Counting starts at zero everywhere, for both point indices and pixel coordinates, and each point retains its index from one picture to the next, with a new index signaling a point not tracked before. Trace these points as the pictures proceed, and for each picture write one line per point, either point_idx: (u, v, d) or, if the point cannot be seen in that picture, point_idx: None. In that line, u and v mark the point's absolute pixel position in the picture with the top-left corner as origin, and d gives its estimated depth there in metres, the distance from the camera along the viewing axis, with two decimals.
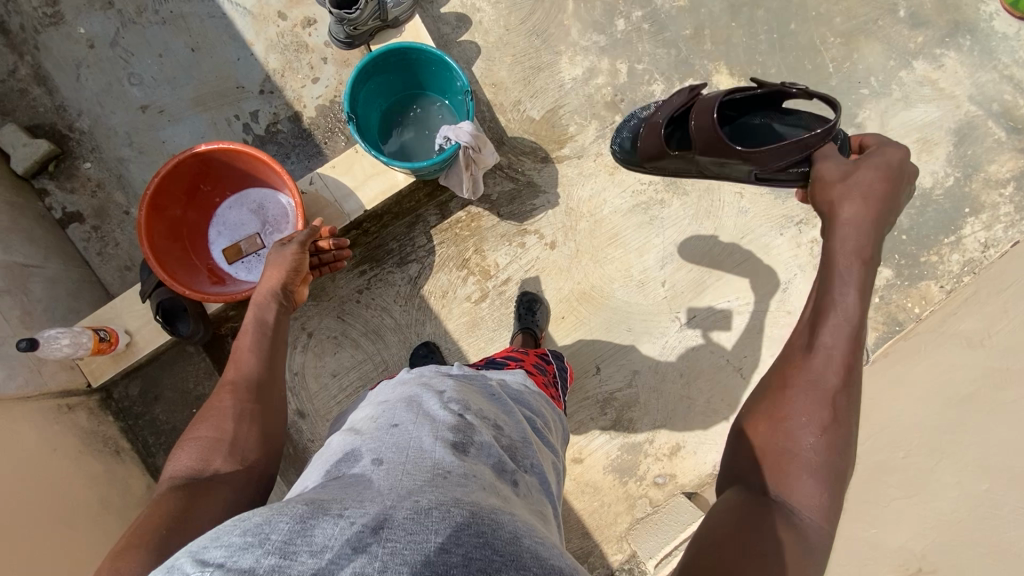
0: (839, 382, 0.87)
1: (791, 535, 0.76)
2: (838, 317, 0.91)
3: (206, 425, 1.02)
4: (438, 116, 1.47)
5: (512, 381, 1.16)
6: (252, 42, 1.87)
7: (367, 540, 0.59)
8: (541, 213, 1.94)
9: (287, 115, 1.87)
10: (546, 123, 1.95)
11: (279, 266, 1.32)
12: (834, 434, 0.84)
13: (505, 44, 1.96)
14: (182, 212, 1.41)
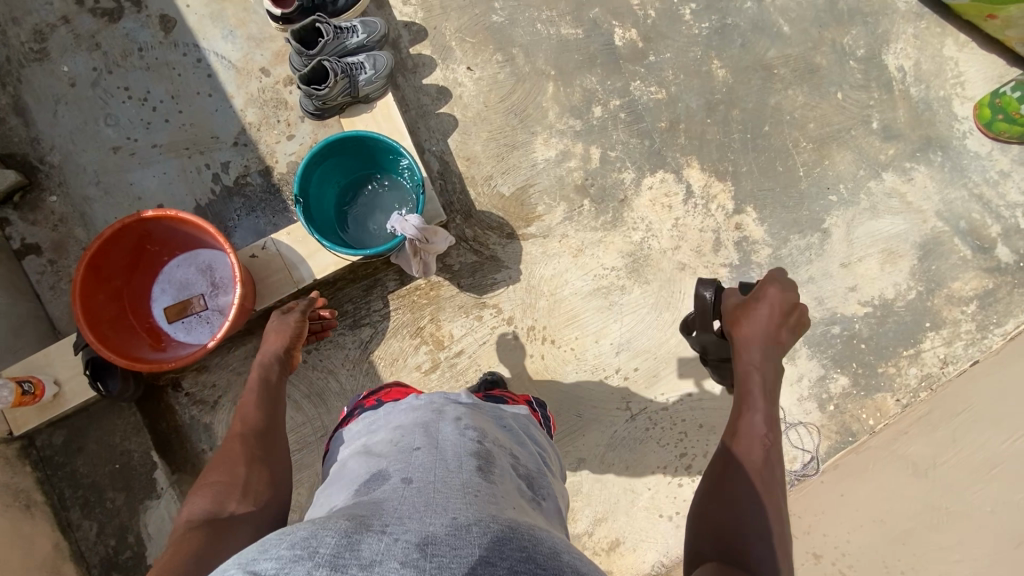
0: (760, 459, 1.06)
1: None
2: (756, 414, 1.13)
3: (218, 469, 1.05)
4: (394, 200, 1.47)
5: (518, 418, 1.24)
6: (233, 95, 1.90)
7: (413, 555, 0.67)
8: (501, 287, 1.94)
9: (257, 168, 1.88)
10: (515, 200, 1.97)
11: (282, 333, 1.38)
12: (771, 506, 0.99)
13: (482, 119, 1.99)
14: (123, 276, 1.40)
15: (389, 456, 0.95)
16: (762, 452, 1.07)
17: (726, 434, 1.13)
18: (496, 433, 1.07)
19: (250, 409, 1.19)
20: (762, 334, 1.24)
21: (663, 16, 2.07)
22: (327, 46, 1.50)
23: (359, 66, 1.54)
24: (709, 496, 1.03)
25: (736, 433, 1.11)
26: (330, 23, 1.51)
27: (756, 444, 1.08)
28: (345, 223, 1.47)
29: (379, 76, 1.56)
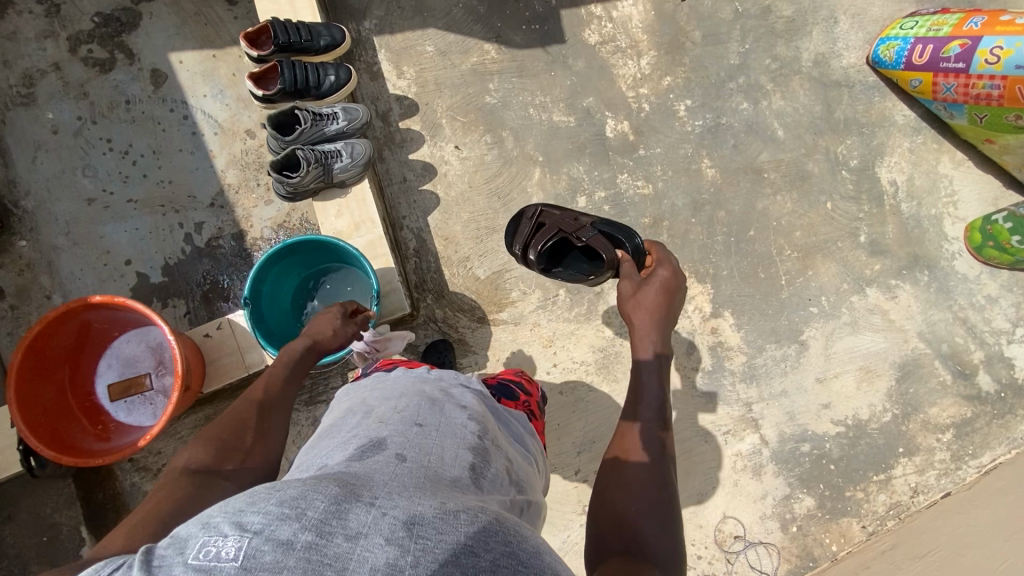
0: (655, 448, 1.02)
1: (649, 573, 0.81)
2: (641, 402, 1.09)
3: (225, 424, 1.01)
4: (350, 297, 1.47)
5: (520, 426, 1.20)
6: (216, 155, 1.88)
7: (400, 533, 0.60)
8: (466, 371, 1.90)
9: (231, 231, 1.85)
10: (490, 284, 1.94)
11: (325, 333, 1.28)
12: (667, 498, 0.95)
13: (464, 199, 1.97)
14: (62, 363, 1.36)
15: (390, 426, 0.90)
16: (656, 441, 1.03)
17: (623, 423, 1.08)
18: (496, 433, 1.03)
19: (275, 378, 1.14)
20: (648, 315, 1.20)
21: (657, 111, 2.06)
22: (305, 133, 1.49)
23: (336, 153, 1.52)
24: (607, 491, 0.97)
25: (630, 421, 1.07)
26: (309, 110, 1.51)
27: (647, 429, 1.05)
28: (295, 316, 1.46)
29: (355, 165, 1.54)
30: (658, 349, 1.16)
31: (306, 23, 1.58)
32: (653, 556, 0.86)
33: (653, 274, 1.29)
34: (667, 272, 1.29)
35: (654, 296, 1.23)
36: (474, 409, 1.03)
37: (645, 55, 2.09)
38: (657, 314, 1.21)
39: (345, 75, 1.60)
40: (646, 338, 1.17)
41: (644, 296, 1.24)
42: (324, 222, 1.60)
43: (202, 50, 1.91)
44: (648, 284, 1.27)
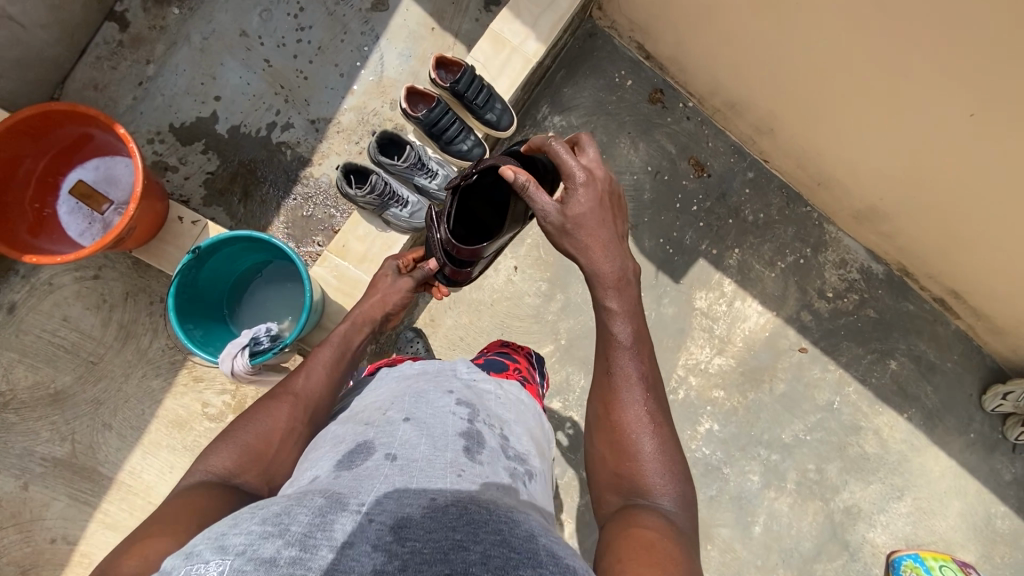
0: (644, 382, 0.99)
1: (669, 528, 0.84)
2: (614, 342, 1.01)
3: (252, 425, 1.00)
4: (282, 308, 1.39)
5: (521, 392, 1.18)
6: (354, 93, 1.89)
7: (385, 540, 0.63)
8: None
9: (302, 153, 1.86)
10: None
11: (384, 298, 1.36)
12: (661, 430, 0.97)
13: (475, 309, 1.91)
14: (34, 146, 1.40)
15: (377, 423, 0.93)
16: (636, 378, 0.99)
17: (600, 368, 1.02)
18: (490, 407, 1.04)
19: (317, 369, 1.14)
20: (601, 227, 1.05)
21: (682, 405, 1.94)
22: (396, 166, 1.47)
23: (403, 201, 1.49)
24: (607, 452, 0.97)
25: (606, 364, 1.01)
26: (418, 154, 1.48)
27: (630, 364, 1.00)
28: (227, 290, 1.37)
29: (407, 223, 1.50)
30: (612, 279, 1.04)
31: (491, 90, 1.55)
32: (663, 508, 0.89)
33: (568, 195, 1.06)
34: (581, 177, 1.05)
35: (593, 202, 1.05)
36: (463, 391, 1.04)
37: (722, 356, 1.97)
38: (599, 236, 1.05)
39: (477, 153, 1.58)
40: (602, 277, 1.04)
41: (578, 219, 1.05)
42: (344, 235, 1.55)
43: (429, 16, 1.93)
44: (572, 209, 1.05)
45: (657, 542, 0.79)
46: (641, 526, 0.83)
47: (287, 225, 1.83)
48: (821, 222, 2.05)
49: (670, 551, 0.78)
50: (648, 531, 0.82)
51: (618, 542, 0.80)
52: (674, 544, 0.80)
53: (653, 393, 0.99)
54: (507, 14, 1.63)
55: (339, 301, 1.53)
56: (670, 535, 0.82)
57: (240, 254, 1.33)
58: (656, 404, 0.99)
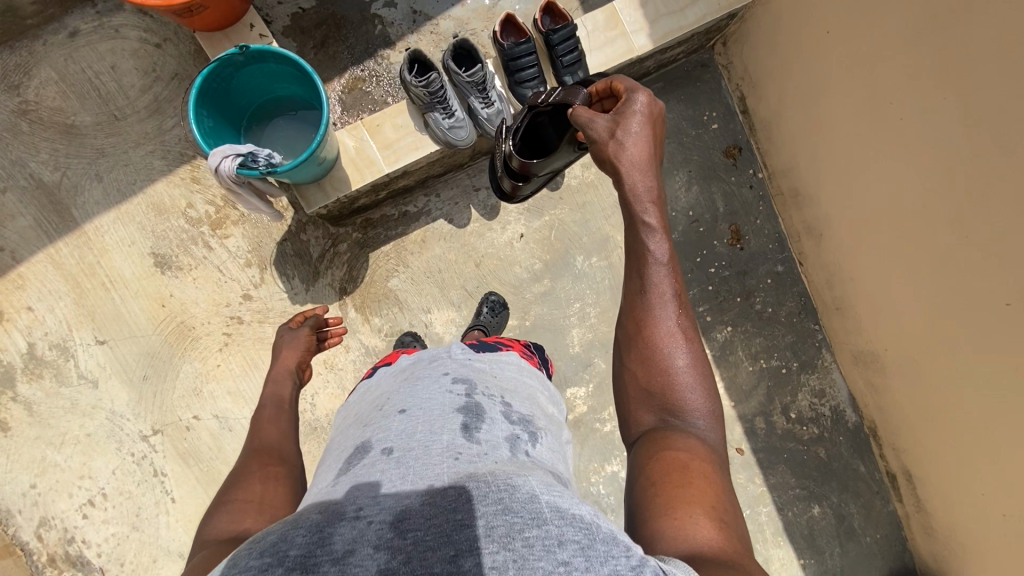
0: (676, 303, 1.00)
1: (705, 455, 0.88)
2: (647, 262, 1.00)
3: (235, 490, 0.99)
4: (292, 144, 1.45)
5: (512, 364, 1.21)
6: (463, 6, 1.91)
7: (388, 538, 0.63)
8: (281, 286, 1.81)
9: (390, 35, 1.89)
10: (381, 293, 1.85)
11: (295, 348, 1.37)
12: (691, 348, 1.00)
13: (466, 253, 1.90)
14: None
15: (374, 422, 0.96)
16: (668, 297, 1.00)
17: (633, 290, 1.01)
18: (491, 383, 1.08)
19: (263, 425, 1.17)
20: (642, 144, 1.04)
21: (601, 439, 1.92)
22: (459, 75, 1.47)
23: (448, 111, 1.49)
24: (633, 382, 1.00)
25: (640, 293, 1.00)
26: (485, 76, 1.48)
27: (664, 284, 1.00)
28: (249, 107, 1.41)
29: (442, 130, 1.51)
30: (649, 195, 1.02)
31: (582, 57, 1.55)
32: (697, 431, 0.93)
33: (622, 112, 1.06)
34: (640, 95, 1.06)
35: (640, 121, 1.05)
36: (454, 369, 1.08)
37: None
38: (642, 149, 1.04)
39: None
40: (638, 190, 1.01)
41: (629, 131, 1.04)
42: (383, 115, 1.56)
43: None
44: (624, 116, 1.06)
45: (691, 466, 0.85)
46: (677, 446, 0.89)
47: (343, 89, 1.86)
48: (821, 346, 2.00)
49: (705, 476, 0.83)
50: (681, 457, 0.86)
51: (656, 470, 0.85)
52: (710, 470, 0.85)
53: (683, 312, 1.01)
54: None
55: (346, 169, 1.54)
56: (704, 457, 0.87)
57: (276, 78, 1.36)
58: (673, 319, 1.00)
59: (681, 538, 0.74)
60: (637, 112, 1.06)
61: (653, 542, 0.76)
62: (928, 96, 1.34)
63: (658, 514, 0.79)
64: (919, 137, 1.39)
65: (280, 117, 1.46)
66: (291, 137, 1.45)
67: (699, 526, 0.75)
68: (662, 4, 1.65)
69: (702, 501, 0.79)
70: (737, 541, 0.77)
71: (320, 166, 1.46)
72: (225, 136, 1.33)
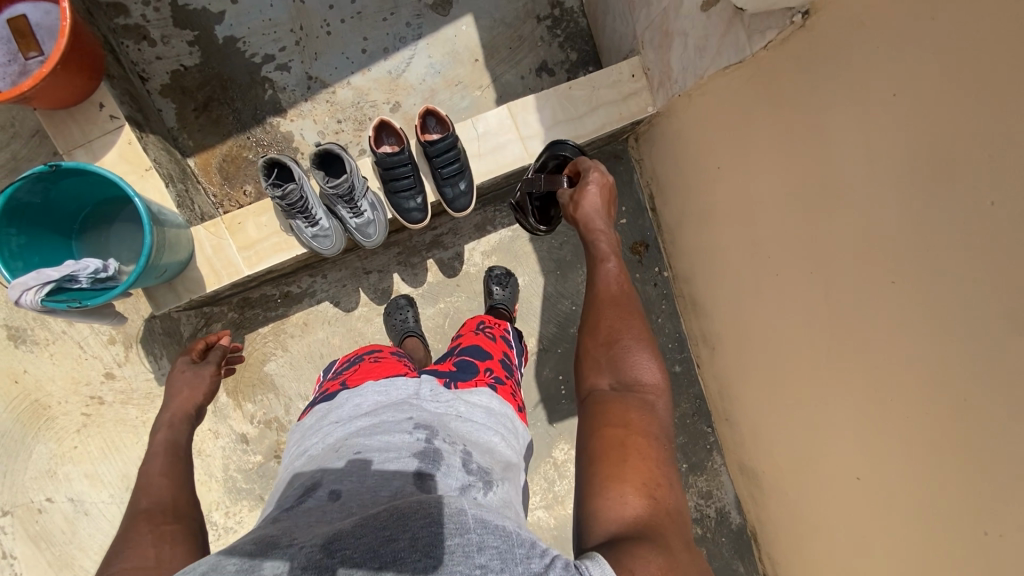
0: (622, 292, 1.12)
1: (646, 427, 0.92)
2: (600, 261, 1.17)
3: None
4: (128, 248, 1.33)
5: (483, 409, 1.06)
6: (365, 74, 1.78)
7: (315, 561, 0.59)
8: (147, 366, 1.72)
9: (282, 103, 1.76)
10: (256, 378, 1.76)
11: (196, 388, 1.25)
12: (639, 327, 1.07)
13: (351, 338, 1.80)
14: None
15: (326, 462, 0.89)
16: (626, 301, 1.11)
17: (592, 283, 1.15)
18: (457, 429, 0.99)
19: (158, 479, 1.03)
20: (594, 200, 1.25)
21: None
22: (325, 186, 1.36)
23: (311, 219, 1.39)
24: (592, 377, 1.03)
25: (593, 292, 1.13)
26: (351, 187, 1.36)
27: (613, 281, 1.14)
28: (79, 208, 1.28)
29: (308, 238, 1.42)
30: (601, 225, 1.22)
31: (464, 168, 1.46)
32: (645, 400, 0.97)
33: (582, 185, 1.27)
34: (596, 171, 1.28)
35: (596, 194, 1.25)
36: (419, 414, 0.98)
37: (546, 514, 1.89)
38: (597, 198, 1.25)
39: (416, 217, 1.48)
40: (591, 222, 1.22)
41: (584, 196, 1.25)
42: (245, 212, 1.45)
43: (480, 46, 1.83)
44: (586, 189, 1.25)
45: (628, 442, 0.89)
46: (617, 414, 0.94)
47: (225, 157, 1.73)
48: (712, 448, 2.00)
49: (641, 451, 0.88)
50: (617, 432, 0.91)
51: (598, 442, 0.90)
52: (648, 442, 0.90)
53: (629, 293, 1.13)
54: (532, 103, 1.54)
55: (201, 269, 1.44)
56: (641, 423, 0.93)
57: (106, 184, 1.24)
58: (624, 316, 1.08)
59: (609, 516, 0.81)
60: (593, 182, 1.25)
61: (587, 509, 0.84)
62: (797, 266, 1.25)
63: (594, 488, 0.85)
64: (792, 302, 1.30)
65: (120, 220, 1.33)
66: (128, 239, 1.33)
67: (627, 503, 0.82)
68: (559, 108, 1.55)
69: (634, 471, 0.85)
70: (668, 513, 0.83)
71: (163, 273, 1.35)
72: (42, 252, 1.21)
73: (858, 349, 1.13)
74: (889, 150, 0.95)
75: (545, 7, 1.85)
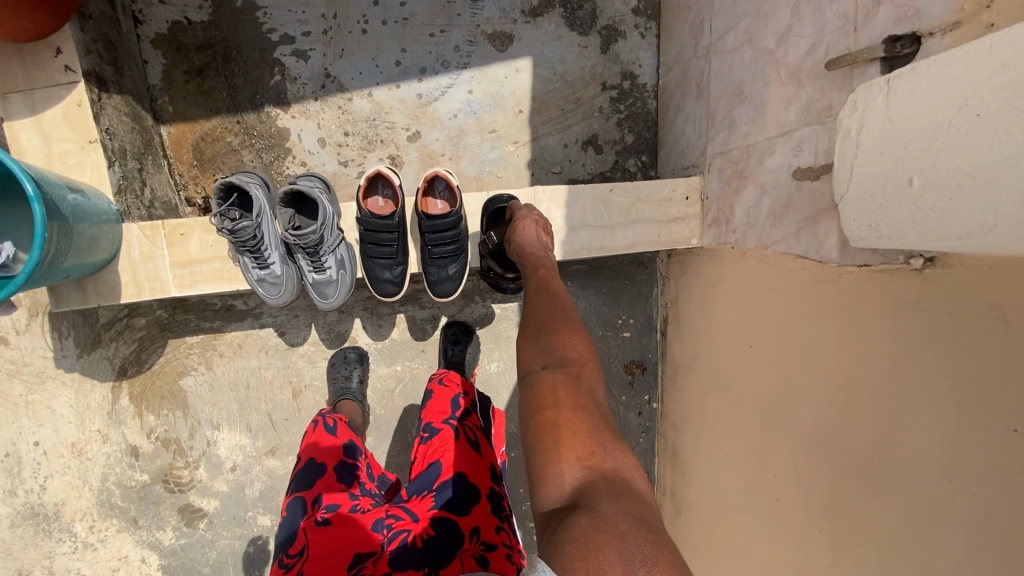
0: (552, 282, 1.00)
1: (582, 404, 0.77)
2: (532, 261, 1.05)
3: None
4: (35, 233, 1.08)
5: None
6: (391, 90, 1.53)
7: None
8: (47, 342, 1.46)
9: (287, 93, 1.50)
10: (167, 390, 1.53)
11: None
12: (564, 309, 0.92)
13: (286, 377, 1.57)
14: None
15: None
16: (553, 289, 0.98)
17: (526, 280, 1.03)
18: None
19: None
20: (523, 225, 1.12)
21: None
22: (288, 229, 1.12)
23: (262, 261, 1.15)
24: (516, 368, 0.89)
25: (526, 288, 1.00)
26: (319, 240, 1.12)
27: (542, 275, 1.02)
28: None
29: (252, 279, 1.17)
30: (536, 233, 1.12)
31: (460, 250, 1.22)
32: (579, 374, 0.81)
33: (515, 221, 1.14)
34: (523, 208, 1.16)
35: (528, 226, 1.12)
36: None
37: None
38: (528, 226, 1.12)
39: (388, 290, 1.24)
40: (524, 236, 1.11)
41: (513, 232, 1.12)
42: (192, 223, 1.20)
43: (529, 97, 1.57)
44: (518, 226, 1.12)
45: (558, 419, 0.74)
46: (548, 394, 0.78)
47: (204, 136, 1.48)
48: None
49: (574, 424, 0.74)
50: (548, 412, 0.76)
51: (532, 429, 0.76)
52: (584, 414, 0.75)
53: (555, 285, 0.99)
54: (562, 194, 1.30)
55: (122, 275, 1.19)
56: (575, 395, 0.78)
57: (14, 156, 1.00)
58: (549, 301, 0.94)
59: (554, 496, 0.68)
60: (525, 216, 1.14)
61: (530, 494, 0.72)
62: (800, 513, 1.01)
63: (535, 475, 0.72)
64: (782, 545, 1.05)
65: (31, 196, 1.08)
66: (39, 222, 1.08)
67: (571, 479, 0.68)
68: (591, 210, 1.30)
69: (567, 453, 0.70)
70: (614, 480, 0.68)
71: (68, 275, 1.09)
72: None
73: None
74: (975, 481, 0.68)
75: (615, 76, 1.59)
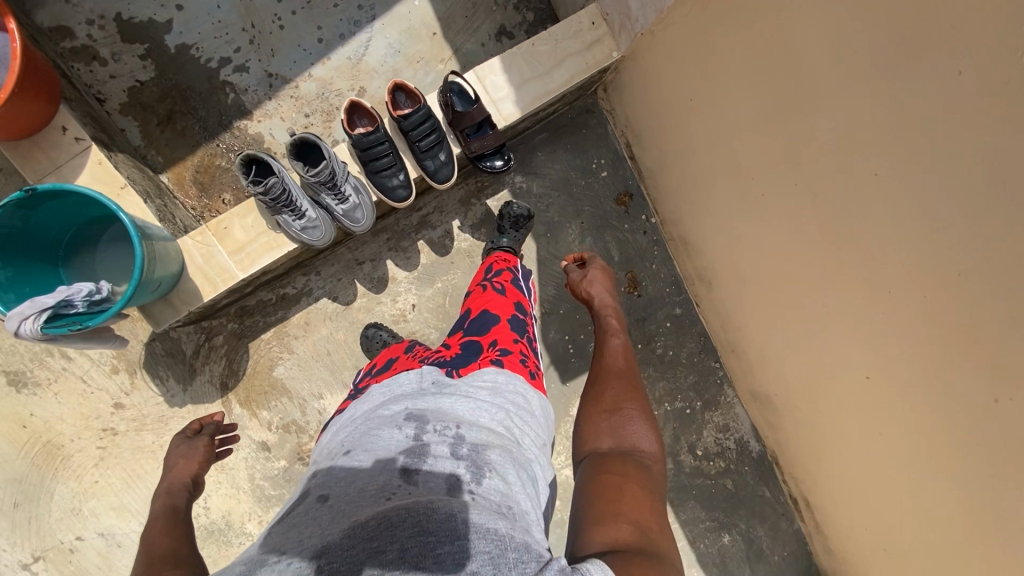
0: (623, 367, 1.15)
1: (642, 475, 0.88)
2: (609, 351, 1.20)
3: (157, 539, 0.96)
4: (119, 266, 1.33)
5: (487, 389, 1.01)
6: (325, 64, 1.76)
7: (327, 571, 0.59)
8: (155, 389, 1.70)
9: (245, 104, 1.72)
10: (266, 385, 1.76)
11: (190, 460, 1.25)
12: (639, 400, 1.06)
13: (354, 331, 1.80)
14: None
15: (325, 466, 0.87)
16: (628, 377, 1.12)
17: (603, 367, 1.16)
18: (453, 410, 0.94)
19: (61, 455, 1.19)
20: (598, 275, 1.40)
21: None
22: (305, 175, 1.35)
23: (297, 212, 1.37)
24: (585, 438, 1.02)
25: (598, 375, 1.15)
26: (333, 173, 1.34)
27: (620, 363, 1.16)
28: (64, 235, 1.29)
29: (294, 230, 1.40)
30: (615, 330, 1.25)
31: (442, 137, 1.46)
32: (642, 462, 0.92)
33: (587, 271, 1.40)
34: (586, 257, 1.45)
35: (603, 284, 1.37)
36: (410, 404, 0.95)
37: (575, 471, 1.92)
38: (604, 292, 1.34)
39: (400, 194, 1.47)
40: (607, 316, 1.28)
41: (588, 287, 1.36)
42: (230, 215, 1.43)
43: (436, 19, 1.80)
44: (591, 275, 1.39)
45: (624, 486, 0.84)
46: (618, 467, 0.89)
47: (197, 168, 1.70)
48: (723, 382, 1.97)
49: (636, 493, 0.83)
50: (614, 477, 0.86)
51: (597, 485, 0.86)
52: (647, 485, 0.86)
53: (633, 380, 1.12)
54: (497, 64, 1.54)
55: (196, 280, 1.42)
56: (642, 478, 0.88)
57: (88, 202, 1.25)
58: (626, 388, 1.08)
59: (606, 538, 0.74)
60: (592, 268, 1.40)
61: (576, 539, 0.77)
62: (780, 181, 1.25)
63: (591, 516, 0.79)
64: (782, 215, 1.29)
65: (106, 241, 1.33)
66: (119, 257, 1.33)
67: (622, 531, 0.75)
68: (525, 66, 1.55)
69: (628, 511, 0.79)
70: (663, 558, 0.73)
71: (159, 288, 1.33)
72: (32, 282, 1.22)
73: (853, 251, 1.13)
74: (857, 40, 0.94)
75: None
